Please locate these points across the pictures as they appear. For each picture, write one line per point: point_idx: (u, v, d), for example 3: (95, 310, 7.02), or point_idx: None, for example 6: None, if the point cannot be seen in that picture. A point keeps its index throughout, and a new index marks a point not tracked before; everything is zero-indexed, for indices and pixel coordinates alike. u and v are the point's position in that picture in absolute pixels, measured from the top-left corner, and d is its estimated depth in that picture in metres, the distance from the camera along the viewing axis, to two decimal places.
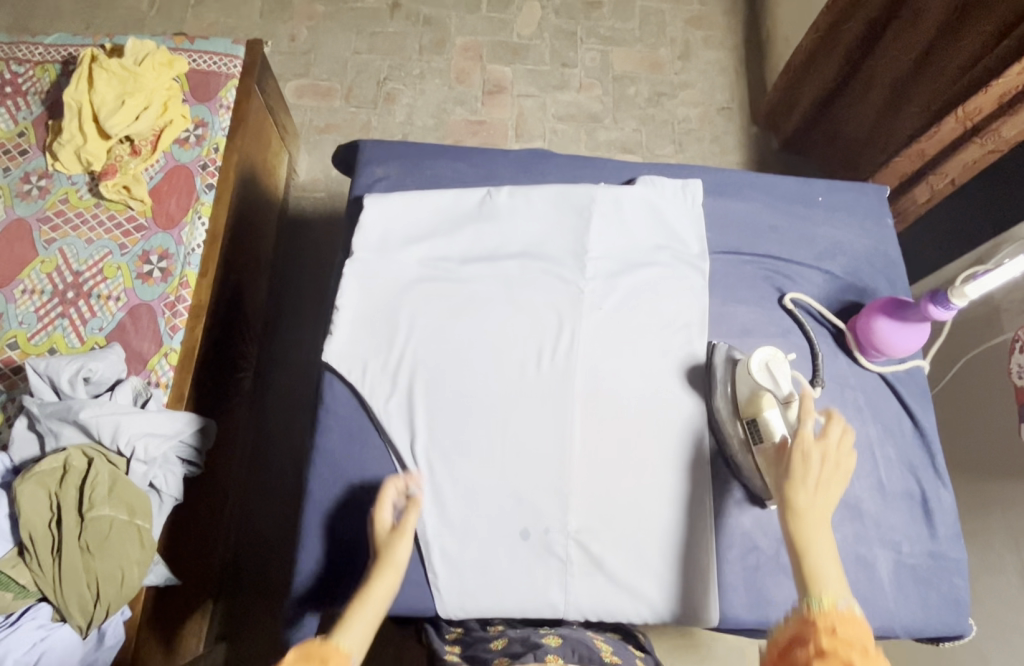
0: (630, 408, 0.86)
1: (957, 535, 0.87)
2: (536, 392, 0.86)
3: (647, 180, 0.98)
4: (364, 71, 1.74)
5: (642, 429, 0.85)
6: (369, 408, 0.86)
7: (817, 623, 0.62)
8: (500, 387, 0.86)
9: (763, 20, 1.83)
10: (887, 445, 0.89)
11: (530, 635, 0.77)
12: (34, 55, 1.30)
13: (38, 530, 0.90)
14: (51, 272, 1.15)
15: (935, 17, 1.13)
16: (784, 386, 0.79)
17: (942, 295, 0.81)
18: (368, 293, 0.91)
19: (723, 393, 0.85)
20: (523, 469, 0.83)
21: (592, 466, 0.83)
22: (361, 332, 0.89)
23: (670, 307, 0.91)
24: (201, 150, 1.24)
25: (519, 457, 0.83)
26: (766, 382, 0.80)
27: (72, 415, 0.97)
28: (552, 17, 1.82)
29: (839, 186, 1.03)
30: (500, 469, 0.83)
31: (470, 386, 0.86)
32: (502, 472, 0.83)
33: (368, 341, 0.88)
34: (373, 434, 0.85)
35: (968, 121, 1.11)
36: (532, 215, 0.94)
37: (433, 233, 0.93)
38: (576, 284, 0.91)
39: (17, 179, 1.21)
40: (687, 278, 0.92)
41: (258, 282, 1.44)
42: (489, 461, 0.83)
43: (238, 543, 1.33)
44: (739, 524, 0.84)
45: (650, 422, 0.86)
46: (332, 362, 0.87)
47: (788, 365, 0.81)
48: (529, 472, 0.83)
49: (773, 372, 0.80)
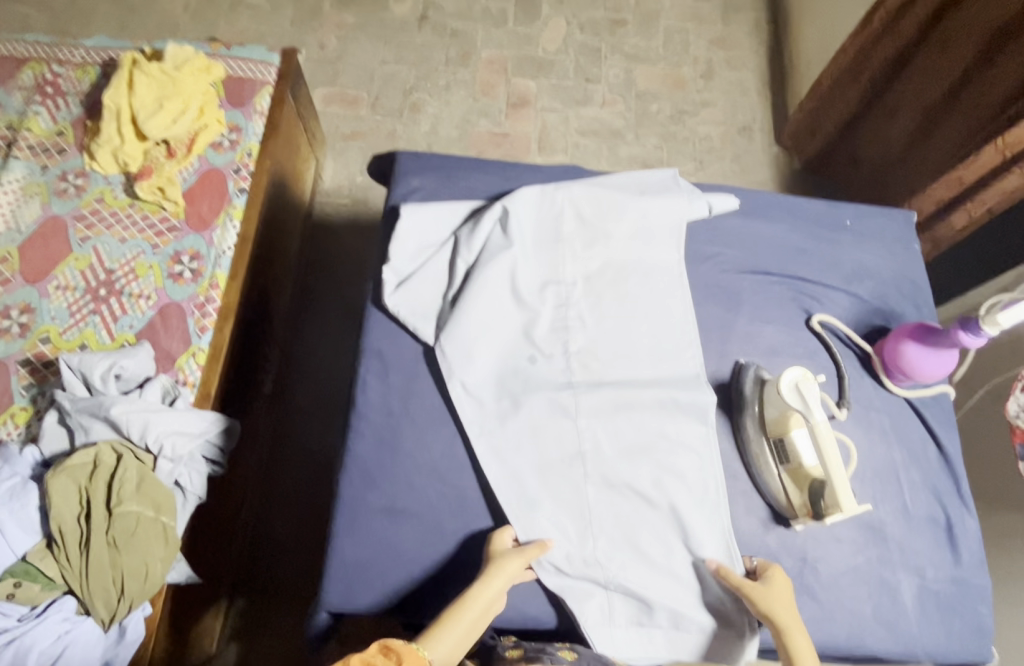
0: (631, 350, 0.91)
1: (982, 562, 0.87)
2: (556, 348, 0.90)
3: (663, 186, 1.01)
4: (391, 82, 1.77)
5: (635, 254, 0.96)
6: (409, 398, 0.88)
7: None
8: (501, 290, 0.91)
9: (786, 42, 1.85)
10: (913, 470, 0.90)
11: (545, 646, 0.77)
12: (75, 57, 1.33)
13: (68, 523, 0.91)
14: (85, 269, 1.17)
15: (971, 45, 1.15)
16: (814, 409, 0.81)
17: (973, 323, 0.81)
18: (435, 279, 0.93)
19: (752, 413, 0.87)
20: (609, 538, 0.83)
21: (647, 483, 0.85)
22: (437, 303, 0.92)
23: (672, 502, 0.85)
24: (235, 155, 1.26)
25: (591, 483, 0.85)
26: (796, 404, 0.82)
27: (103, 411, 0.98)
28: (577, 34, 1.85)
29: (866, 211, 1.05)
30: (591, 548, 0.82)
31: (489, 330, 0.89)
32: (591, 544, 0.82)
33: (422, 318, 0.90)
34: (423, 378, 0.89)
35: (1007, 151, 1.09)
36: (573, 218, 0.97)
37: (456, 236, 0.95)
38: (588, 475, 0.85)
39: (54, 177, 1.23)
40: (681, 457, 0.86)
41: (282, 284, 1.46)
42: (572, 529, 0.83)
43: (254, 544, 1.33)
44: (764, 542, 0.85)
45: (650, 369, 0.90)
46: (392, 305, 0.91)
47: (817, 386, 0.83)
48: (615, 533, 0.83)
49: (803, 393, 0.82)
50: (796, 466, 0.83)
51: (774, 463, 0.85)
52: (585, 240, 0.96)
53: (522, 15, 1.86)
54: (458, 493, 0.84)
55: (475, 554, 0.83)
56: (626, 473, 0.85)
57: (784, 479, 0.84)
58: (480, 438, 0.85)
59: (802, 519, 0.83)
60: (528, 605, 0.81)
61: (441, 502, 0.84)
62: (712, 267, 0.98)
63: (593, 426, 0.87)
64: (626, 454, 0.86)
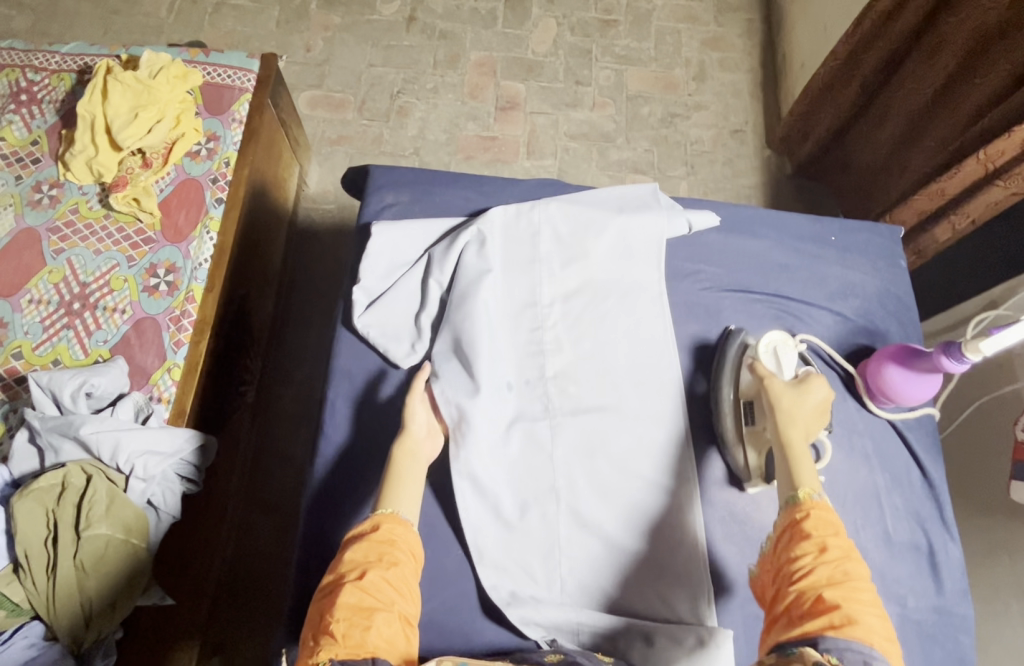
0: (608, 382, 0.89)
1: (963, 590, 0.85)
2: (533, 376, 0.89)
3: (642, 201, 0.99)
4: (378, 85, 1.74)
5: (613, 272, 0.94)
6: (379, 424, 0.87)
7: (794, 510, 0.67)
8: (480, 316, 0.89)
9: (780, 43, 1.82)
10: (894, 495, 0.88)
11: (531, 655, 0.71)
12: (50, 64, 1.31)
13: (34, 548, 0.90)
14: (58, 282, 1.15)
15: (956, 52, 1.13)
16: (786, 371, 0.88)
17: (955, 348, 0.80)
18: (409, 300, 0.91)
19: (729, 372, 0.88)
20: (576, 578, 0.81)
21: (618, 521, 0.83)
22: (412, 325, 0.90)
23: (645, 534, 0.83)
24: (212, 164, 1.24)
25: (563, 523, 0.83)
26: (770, 363, 0.88)
27: (73, 430, 0.96)
28: (568, 35, 1.82)
29: (852, 226, 1.03)
30: (559, 588, 0.81)
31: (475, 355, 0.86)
32: (558, 585, 0.81)
33: (395, 337, 0.89)
34: (394, 401, 0.88)
35: (990, 164, 1.07)
36: (552, 236, 0.95)
37: (430, 253, 0.93)
38: (561, 515, 0.83)
39: (28, 187, 1.21)
40: (658, 492, 0.85)
41: (263, 295, 1.43)
42: (539, 569, 0.82)
43: (236, 556, 1.32)
44: (741, 570, 0.83)
45: (627, 396, 0.89)
46: (362, 326, 0.90)
47: (794, 351, 0.89)
48: (582, 570, 0.82)
49: (779, 355, 0.88)
50: (759, 428, 0.84)
51: (739, 422, 0.86)
52: (562, 259, 0.94)
53: (512, 16, 1.83)
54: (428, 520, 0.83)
55: (444, 585, 0.81)
56: (599, 513, 0.83)
57: (741, 437, 0.86)
58: (460, 472, 0.83)
59: (754, 482, 0.85)
60: (497, 634, 0.79)
61: None
62: (692, 285, 0.96)
63: (568, 464, 0.85)
64: (597, 494, 0.84)
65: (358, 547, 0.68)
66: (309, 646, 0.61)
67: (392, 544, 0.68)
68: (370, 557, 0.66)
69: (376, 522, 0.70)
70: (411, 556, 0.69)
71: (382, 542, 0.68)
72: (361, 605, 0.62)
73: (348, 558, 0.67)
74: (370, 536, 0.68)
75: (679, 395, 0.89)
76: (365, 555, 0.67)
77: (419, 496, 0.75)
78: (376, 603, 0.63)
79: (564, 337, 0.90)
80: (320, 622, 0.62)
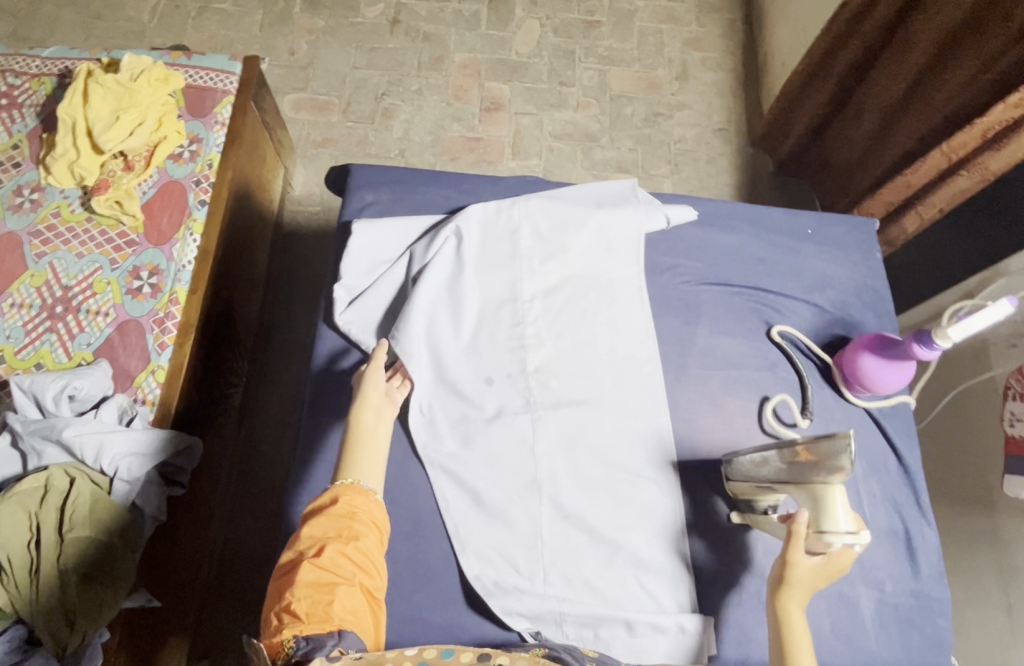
0: (590, 375, 0.90)
1: (940, 574, 0.86)
2: (514, 370, 0.89)
3: (621, 197, 1.00)
4: (362, 87, 1.74)
5: (592, 267, 0.95)
6: None
7: None
8: (456, 312, 0.90)
9: (760, 43, 1.84)
10: (871, 482, 0.89)
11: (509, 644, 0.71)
12: (30, 68, 1.30)
13: (16, 552, 0.89)
14: (40, 286, 1.14)
15: (926, 46, 1.14)
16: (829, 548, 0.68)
17: (927, 335, 0.81)
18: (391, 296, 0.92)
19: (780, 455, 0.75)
20: (558, 569, 0.82)
21: (600, 512, 0.84)
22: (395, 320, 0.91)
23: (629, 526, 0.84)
24: (195, 167, 1.24)
25: (545, 514, 0.84)
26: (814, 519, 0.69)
27: (56, 434, 0.96)
28: (551, 36, 1.84)
29: (828, 220, 1.05)
30: (541, 580, 0.81)
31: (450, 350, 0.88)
32: (541, 576, 0.81)
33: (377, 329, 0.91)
34: None
35: (954, 154, 1.08)
36: (532, 232, 0.96)
37: (410, 250, 0.94)
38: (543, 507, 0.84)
39: (10, 191, 1.21)
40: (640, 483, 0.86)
41: (249, 297, 1.43)
42: (521, 559, 0.82)
43: (224, 559, 1.31)
44: (722, 559, 0.84)
45: (608, 388, 0.90)
46: (343, 323, 0.90)
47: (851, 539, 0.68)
48: (565, 561, 0.82)
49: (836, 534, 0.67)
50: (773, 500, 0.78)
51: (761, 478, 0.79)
52: (542, 254, 0.94)
53: (495, 17, 1.84)
54: (411, 516, 0.83)
55: (428, 580, 0.81)
56: (582, 505, 0.84)
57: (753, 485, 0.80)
58: (433, 464, 0.85)
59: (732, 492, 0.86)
60: (481, 627, 0.80)
61: (395, 525, 0.83)
62: (672, 279, 0.98)
63: (550, 456, 0.86)
64: (580, 486, 0.85)
65: (313, 525, 0.68)
66: (272, 625, 0.62)
67: (352, 516, 0.69)
68: (327, 533, 0.67)
69: (333, 495, 0.70)
70: (370, 525, 0.69)
71: (340, 515, 0.69)
72: (320, 582, 0.63)
73: (305, 536, 0.67)
74: (327, 510, 0.69)
75: (659, 387, 0.91)
76: (323, 532, 0.67)
77: (378, 465, 0.76)
78: (338, 578, 0.64)
79: (546, 331, 0.91)
80: (281, 600, 0.63)
